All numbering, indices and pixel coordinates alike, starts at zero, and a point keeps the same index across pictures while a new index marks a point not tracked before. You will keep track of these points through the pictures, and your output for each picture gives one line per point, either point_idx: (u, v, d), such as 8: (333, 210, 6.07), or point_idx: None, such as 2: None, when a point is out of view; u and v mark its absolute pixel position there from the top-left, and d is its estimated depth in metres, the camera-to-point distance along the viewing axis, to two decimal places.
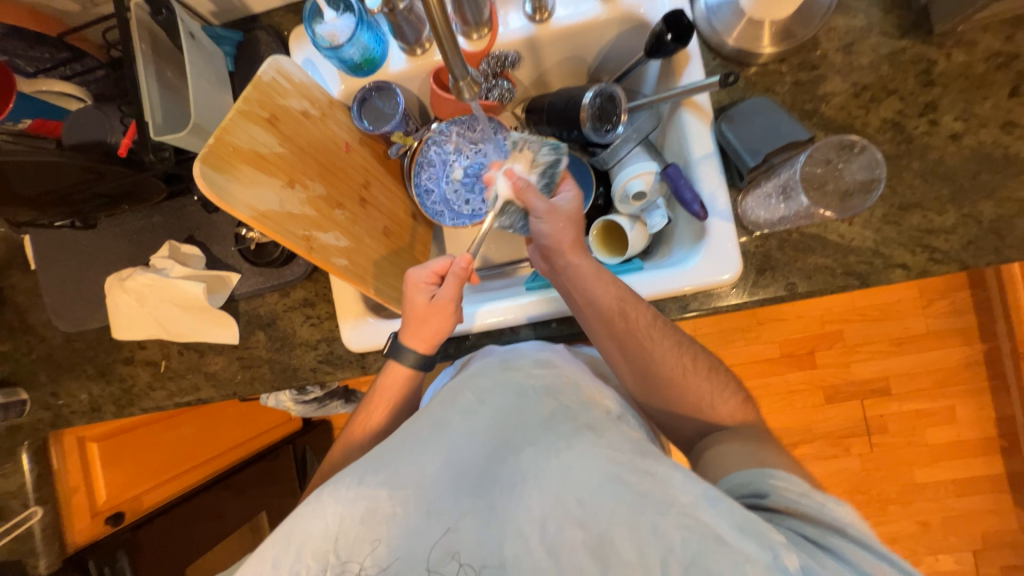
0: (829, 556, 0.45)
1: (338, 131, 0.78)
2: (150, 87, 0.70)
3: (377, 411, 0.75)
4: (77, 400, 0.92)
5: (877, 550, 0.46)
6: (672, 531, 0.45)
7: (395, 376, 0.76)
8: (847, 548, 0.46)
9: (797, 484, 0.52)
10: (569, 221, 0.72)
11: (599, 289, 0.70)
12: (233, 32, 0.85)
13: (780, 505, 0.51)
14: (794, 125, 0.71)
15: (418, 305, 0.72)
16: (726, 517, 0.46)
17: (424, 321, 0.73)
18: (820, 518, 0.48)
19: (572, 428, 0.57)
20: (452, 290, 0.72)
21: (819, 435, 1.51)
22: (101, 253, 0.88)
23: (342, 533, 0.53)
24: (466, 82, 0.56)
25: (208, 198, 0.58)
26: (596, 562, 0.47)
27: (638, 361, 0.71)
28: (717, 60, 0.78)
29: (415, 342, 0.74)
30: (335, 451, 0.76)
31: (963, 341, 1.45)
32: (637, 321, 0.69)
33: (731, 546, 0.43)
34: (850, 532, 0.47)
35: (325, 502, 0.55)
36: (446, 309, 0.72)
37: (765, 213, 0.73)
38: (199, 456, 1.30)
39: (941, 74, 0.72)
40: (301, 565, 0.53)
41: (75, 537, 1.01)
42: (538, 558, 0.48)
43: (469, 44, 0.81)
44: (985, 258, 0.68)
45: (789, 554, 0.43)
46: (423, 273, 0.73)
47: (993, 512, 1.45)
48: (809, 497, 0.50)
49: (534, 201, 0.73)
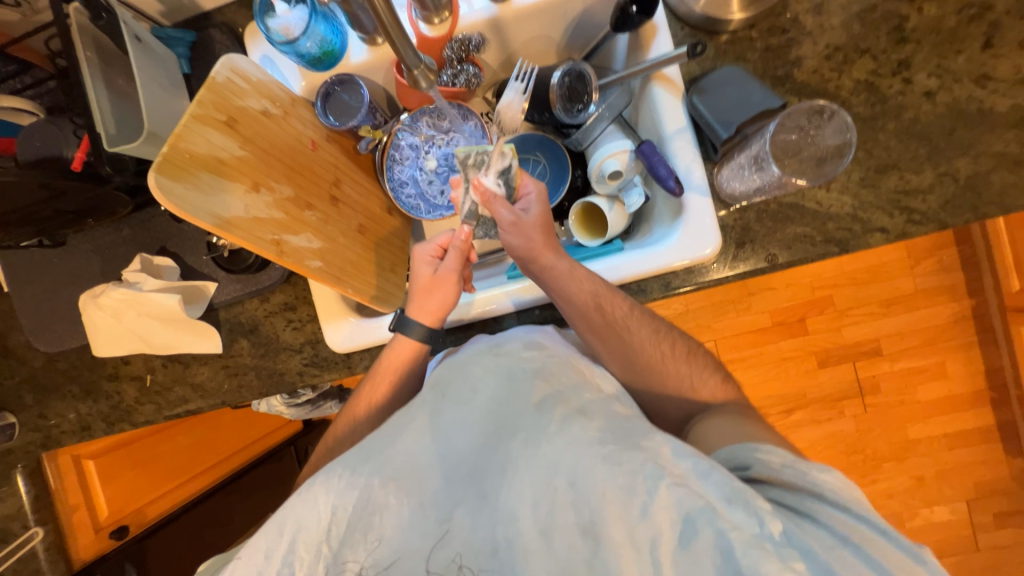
0: (809, 521, 0.46)
1: (302, 129, 0.76)
2: (99, 95, 0.68)
3: (360, 403, 0.75)
4: (66, 419, 0.90)
5: (860, 515, 0.47)
6: (663, 509, 0.46)
7: (397, 358, 0.75)
8: (826, 513, 0.47)
9: (783, 456, 0.53)
10: (538, 230, 0.70)
11: (573, 286, 0.69)
12: (185, 32, 0.82)
13: (762, 475, 0.52)
14: (765, 93, 0.69)
15: (423, 278, 0.75)
16: (716, 487, 0.46)
17: (426, 293, 0.74)
18: (800, 485, 0.49)
19: (564, 407, 0.55)
20: (456, 264, 0.74)
21: (813, 399, 1.53)
22: (74, 270, 0.86)
23: (336, 522, 0.53)
24: (420, 72, 0.55)
25: (166, 209, 0.57)
26: (588, 541, 0.47)
27: (617, 342, 0.71)
28: (685, 30, 0.76)
29: (419, 315, 0.75)
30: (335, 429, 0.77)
31: (950, 297, 1.46)
32: (615, 312, 0.69)
33: (721, 515, 0.44)
34: (829, 496, 0.48)
35: (316, 491, 0.54)
36: (449, 282, 0.74)
37: (741, 185, 0.71)
38: (199, 464, 1.32)
39: (913, 29, 0.70)
40: (294, 557, 0.53)
41: (80, 552, 1.02)
42: (531, 542, 0.49)
43: (430, 29, 0.78)
44: (963, 216, 0.68)
45: (772, 521, 0.44)
46: (427, 248, 0.76)
47: (984, 462, 1.49)
48: (793, 467, 0.51)
49: (501, 215, 0.71)
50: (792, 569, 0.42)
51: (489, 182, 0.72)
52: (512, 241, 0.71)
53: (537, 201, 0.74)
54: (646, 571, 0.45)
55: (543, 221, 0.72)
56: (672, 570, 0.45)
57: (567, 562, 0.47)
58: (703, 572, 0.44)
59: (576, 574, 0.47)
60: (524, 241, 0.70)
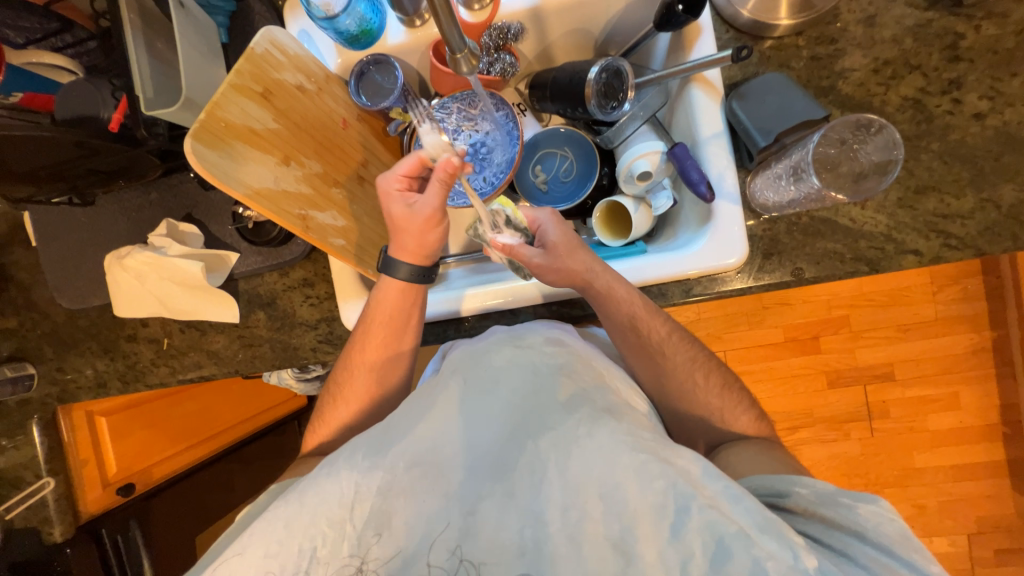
0: (852, 565, 0.46)
1: (334, 106, 0.76)
2: (140, 59, 0.68)
3: (357, 374, 0.76)
4: (83, 375, 0.92)
5: (905, 559, 0.46)
6: (695, 532, 0.45)
7: (386, 304, 0.74)
8: (866, 554, 0.46)
9: (818, 490, 0.53)
10: (570, 250, 0.71)
11: (611, 305, 0.69)
12: (225, 1, 0.82)
13: (798, 507, 0.52)
14: (808, 103, 0.68)
15: (398, 214, 0.73)
16: (747, 513, 0.46)
17: (404, 230, 0.73)
18: (841, 522, 0.49)
19: (593, 412, 0.55)
20: (434, 196, 0.70)
21: (821, 418, 1.51)
22: (100, 230, 0.88)
23: (358, 502, 0.53)
24: (463, 56, 0.55)
25: (202, 175, 0.58)
26: (618, 556, 0.47)
27: (650, 359, 0.70)
28: (730, 33, 0.75)
29: (402, 253, 0.74)
30: (334, 380, 0.79)
31: (972, 328, 1.43)
32: (652, 334, 0.69)
33: (755, 543, 0.44)
34: (870, 535, 0.48)
35: (339, 468, 0.55)
36: (426, 217, 0.72)
37: (774, 196, 0.70)
38: (205, 432, 1.34)
39: (968, 48, 0.68)
40: (316, 531, 0.53)
41: (87, 506, 1.04)
42: (559, 547, 0.49)
43: (470, 14, 0.76)
44: (1002, 245, 0.66)
45: (808, 556, 0.44)
46: (393, 180, 0.73)
47: (991, 497, 1.46)
48: (832, 501, 0.51)
49: (526, 257, 0.71)
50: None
51: (505, 238, 0.72)
52: (549, 277, 0.70)
53: (552, 224, 0.75)
54: None
55: (566, 242, 0.72)
56: None
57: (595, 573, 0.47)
58: None
59: None
60: (560, 273, 0.70)
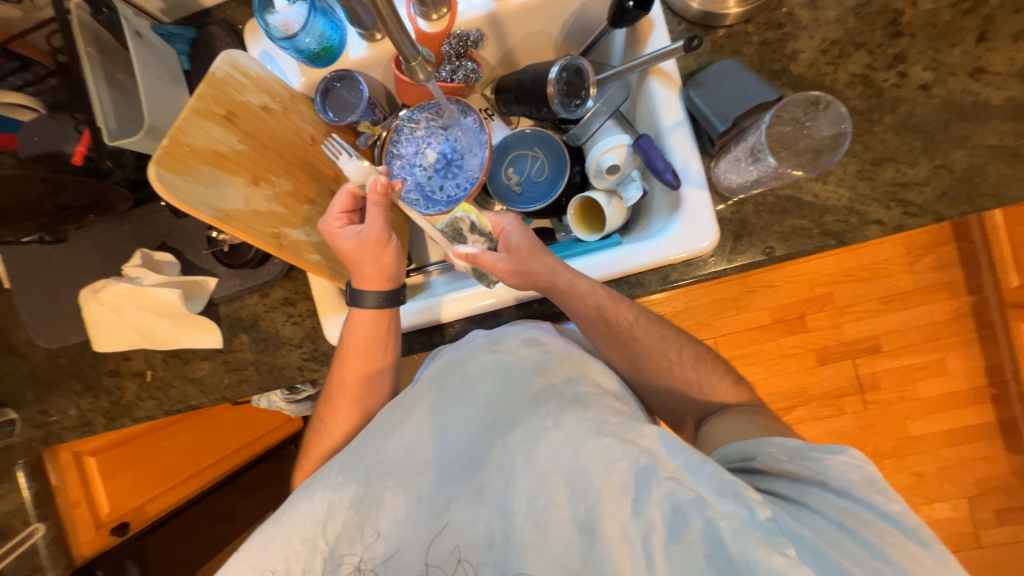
0: (806, 510, 0.47)
1: (302, 124, 0.76)
2: (100, 90, 0.68)
3: (340, 409, 0.75)
4: (67, 415, 0.91)
5: (865, 501, 0.47)
6: (655, 504, 0.46)
7: (359, 333, 0.74)
8: (822, 499, 0.48)
9: (789, 448, 0.53)
10: (531, 253, 0.71)
11: (577, 302, 0.69)
12: (185, 29, 0.83)
13: (766, 466, 0.53)
14: (762, 86, 0.70)
15: (347, 248, 0.71)
16: (707, 481, 0.46)
17: (361, 262, 0.72)
18: (804, 474, 0.50)
19: (560, 402, 0.56)
20: (375, 219, 0.71)
21: (814, 395, 1.53)
22: (74, 266, 0.87)
23: (331, 517, 0.54)
24: (417, 64, 0.57)
25: (167, 202, 0.57)
26: (583, 535, 0.48)
27: (624, 347, 0.71)
28: (682, 25, 0.77)
29: (369, 282, 0.74)
30: (316, 419, 0.78)
31: (950, 294, 1.47)
32: (620, 321, 0.70)
33: (711, 505, 0.44)
34: (832, 483, 0.48)
35: (313, 488, 0.56)
36: (376, 242, 0.71)
37: (738, 178, 0.71)
38: (199, 463, 1.30)
39: (908, 23, 0.71)
40: (290, 552, 0.53)
41: (81, 549, 1.03)
42: (527, 535, 0.49)
43: (428, 25, 0.79)
44: (960, 208, 0.68)
45: (763, 508, 0.44)
46: (331, 218, 0.71)
47: (984, 459, 1.49)
48: (800, 458, 0.52)
49: (490, 263, 0.70)
50: (782, 553, 0.42)
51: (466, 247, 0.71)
52: (514, 281, 0.70)
53: (515, 228, 0.75)
54: (639, 565, 0.45)
55: (524, 245, 0.72)
56: (665, 565, 0.45)
57: (564, 558, 0.47)
58: (695, 564, 0.43)
59: (574, 570, 0.47)
60: (523, 275, 0.70)
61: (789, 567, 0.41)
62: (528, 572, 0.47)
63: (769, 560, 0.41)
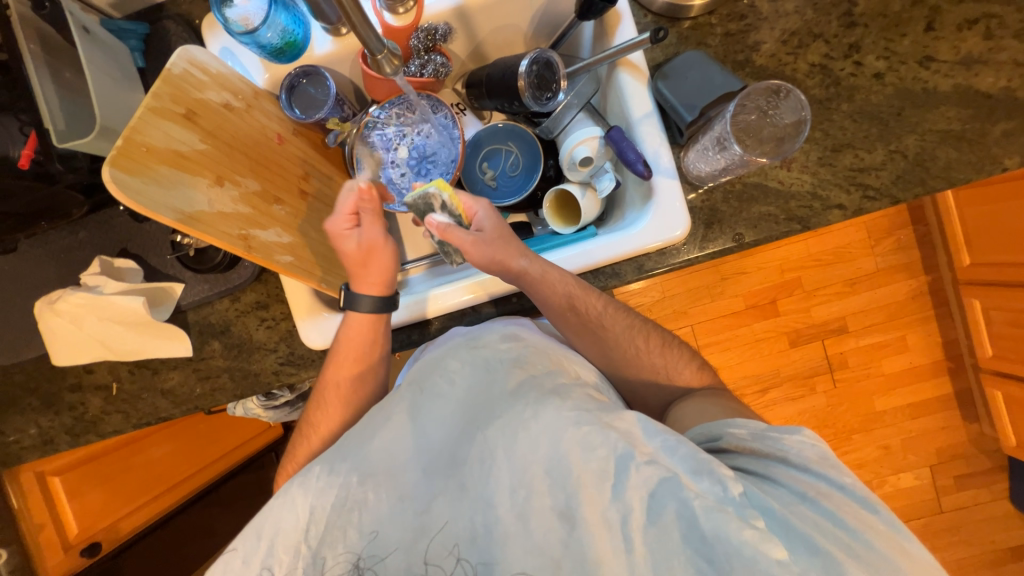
0: (771, 483, 0.49)
1: (267, 122, 0.74)
2: (45, 90, 0.65)
3: (332, 406, 0.74)
4: (27, 434, 0.86)
5: (823, 474, 0.49)
6: (634, 489, 0.47)
7: (355, 333, 0.73)
8: (785, 473, 0.50)
9: (751, 427, 0.55)
10: (500, 238, 0.71)
11: (547, 291, 0.69)
12: (137, 24, 0.79)
13: (731, 445, 0.54)
14: (726, 76, 0.72)
15: (351, 251, 0.73)
16: (682, 460, 0.48)
17: (365, 265, 0.74)
18: (765, 451, 0.52)
19: (539, 393, 0.56)
20: (378, 225, 0.74)
21: (787, 376, 1.58)
22: (27, 277, 0.82)
23: (314, 522, 0.53)
24: (384, 57, 0.56)
25: (125, 204, 0.54)
26: (564, 523, 0.48)
27: (594, 336, 0.73)
28: (648, 17, 0.78)
29: (366, 287, 0.74)
30: (306, 418, 0.76)
31: (909, 274, 1.54)
32: (590, 310, 0.71)
33: (686, 484, 0.46)
34: (792, 458, 0.51)
35: (293, 494, 0.55)
36: (382, 246, 0.75)
37: (707, 166, 0.72)
38: (173, 477, 1.25)
39: (862, 14, 0.74)
40: (273, 561, 0.53)
41: (49, 573, 0.98)
42: (509, 527, 0.49)
43: (396, 19, 0.77)
44: (914, 191, 0.72)
45: (735, 484, 0.46)
46: (338, 220, 0.73)
47: (944, 428, 1.58)
48: (762, 436, 0.53)
49: (456, 241, 0.70)
50: (752, 526, 0.44)
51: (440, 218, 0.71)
52: (479, 259, 0.70)
53: (487, 213, 0.74)
54: (618, 548, 0.46)
55: (496, 230, 0.72)
56: (642, 545, 0.46)
57: (544, 545, 0.48)
58: (671, 543, 0.46)
59: (554, 556, 0.47)
60: (489, 255, 0.70)
61: (759, 538, 0.44)
62: (511, 562, 0.48)
63: (741, 533, 0.44)
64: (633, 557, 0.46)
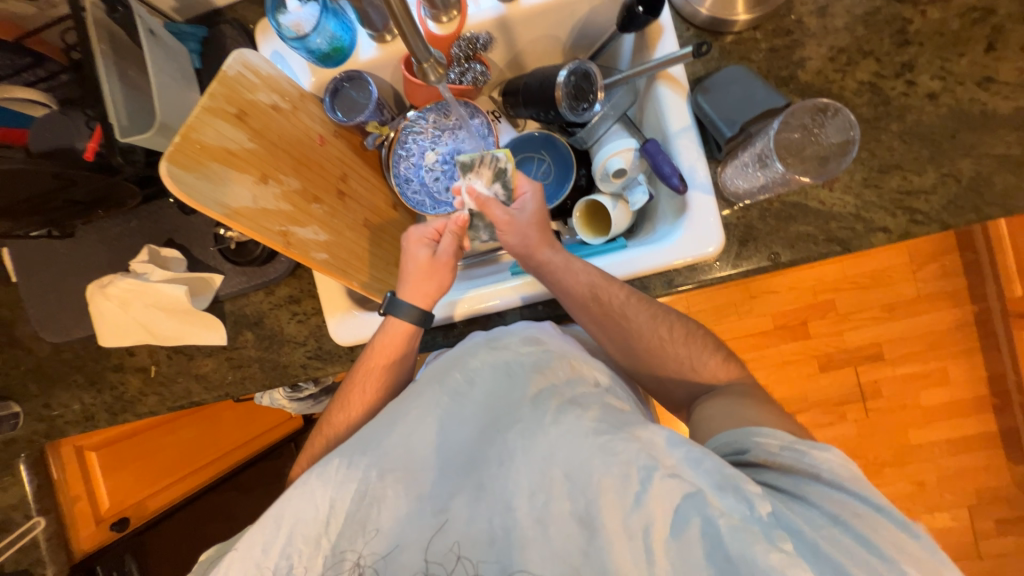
0: (800, 502, 0.47)
1: (311, 124, 0.77)
2: (112, 88, 0.69)
3: (355, 408, 0.74)
4: (70, 410, 0.91)
5: (855, 492, 0.47)
6: (656, 499, 0.46)
7: (391, 338, 0.74)
8: (819, 492, 0.47)
9: (780, 438, 0.52)
10: (533, 226, 0.74)
11: (569, 279, 0.71)
12: (197, 28, 0.84)
13: (759, 459, 0.52)
14: (769, 93, 0.70)
15: (419, 259, 0.76)
16: (707, 475, 0.46)
17: (426, 277, 0.75)
18: (796, 467, 0.50)
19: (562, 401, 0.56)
20: (450, 246, 0.76)
21: (815, 402, 1.52)
22: (81, 261, 0.87)
23: (334, 515, 0.54)
24: (430, 66, 0.57)
25: (178, 199, 0.57)
26: (584, 530, 0.48)
27: (618, 329, 0.70)
28: (691, 31, 0.77)
29: (414, 297, 0.75)
30: (326, 418, 0.77)
31: (954, 302, 1.47)
32: (612, 300, 0.70)
33: (710, 501, 0.45)
34: (824, 476, 0.48)
35: (313, 485, 0.55)
36: (446, 265, 0.76)
37: (745, 183, 0.71)
38: (198, 461, 1.30)
39: (916, 32, 0.71)
40: (292, 550, 0.54)
41: (81, 544, 1.03)
42: (527, 530, 0.49)
43: (438, 27, 0.79)
44: (966, 217, 0.68)
45: (762, 503, 0.45)
46: (423, 230, 0.77)
47: (986, 469, 1.48)
48: (790, 448, 0.51)
49: (497, 219, 0.74)
50: (778, 549, 0.42)
51: (482, 189, 0.76)
52: (513, 239, 0.75)
53: (535, 195, 0.77)
54: (639, 560, 0.46)
55: (539, 217, 0.76)
56: (664, 559, 0.45)
57: (563, 551, 0.48)
58: (694, 559, 0.44)
59: (573, 563, 0.47)
60: (523, 237, 0.74)
61: (785, 562, 0.41)
62: (529, 567, 0.48)
63: (766, 557, 0.42)
64: (654, 568, 0.45)
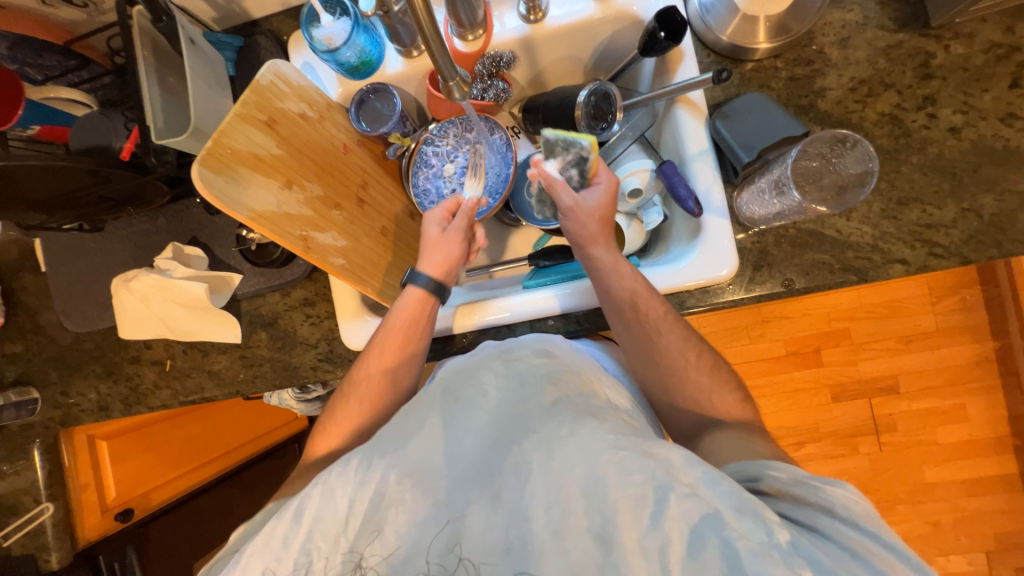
0: (819, 536, 0.46)
1: (335, 132, 0.79)
2: (152, 93, 0.72)
3: (363, 400, 0.71)
4: (86, 398, 0.93)
5: (870, 532, 0.46)
6: (673, 520, 0.46)
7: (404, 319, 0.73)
8: (835, 527, 0.46)
9: (790, 472, 0.52)
10: (594, 216, 0.73)
11: (615, 280, 0.70)
12: (233, 38, 0.87)
13: (772, 488, 0.51)
14: (788, 120, 0.71)
15: (429, 234, 0.78)
16: (726, 496, 0.46)
17: (434, 249, 0.77)
18: (811, 500, 0.49)
19: (575, 412, 0.56)
20: (462, 222, 0.78)
21: (827, 433, 1.49)
22: (108, 255, 0.90)
23: (354, 514, 0.54)
24: (455, 83, 0.59)
25: (208, 201, 0.59)
26: (600, 546, 0.48)
27: (645, 343, 0.70)
28: (711, 57, 0.79)
29: (426, 268, 0.76)
30: (329, 411, 0.73)
31: (974, 338, 1.43)
32: (649, 313, 0.69)
33: (729, 524, 0.44)
34: (839, 511, 0.47)
35: (333, 484, 0.55)
36: (455, 238, 0.78)
37: (761, 209, 0.72)
38: (207, 454, 1.32)
39: (939, 66, 0.71)
40: (312, 546, 0.54)
41: (86, 532, 1.03)
42: (544, 542, 0.49)
43: (464, 44, 0.82)
44: (986, 252, 0.67)
45: (781, 530, 0.44)
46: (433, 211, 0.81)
47: (1006, 513, 1.42)
48: (803, 483, 0.50)
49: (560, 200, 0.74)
50: None
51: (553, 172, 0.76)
52: (569, 225, 0.74)
53: (608, 188, 0.75)
54: None
55: (606, 210, 0.73)
56: None
57: (579, 565, 0.48)
58: None
59: None
60: (580, 225, 0.73)
61: None
62: None
63: None
64: None
